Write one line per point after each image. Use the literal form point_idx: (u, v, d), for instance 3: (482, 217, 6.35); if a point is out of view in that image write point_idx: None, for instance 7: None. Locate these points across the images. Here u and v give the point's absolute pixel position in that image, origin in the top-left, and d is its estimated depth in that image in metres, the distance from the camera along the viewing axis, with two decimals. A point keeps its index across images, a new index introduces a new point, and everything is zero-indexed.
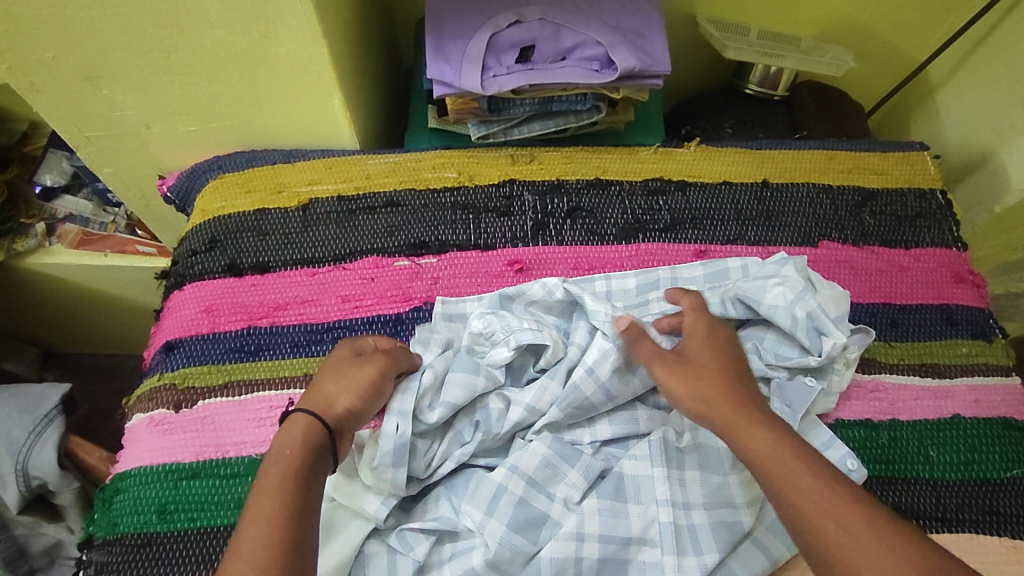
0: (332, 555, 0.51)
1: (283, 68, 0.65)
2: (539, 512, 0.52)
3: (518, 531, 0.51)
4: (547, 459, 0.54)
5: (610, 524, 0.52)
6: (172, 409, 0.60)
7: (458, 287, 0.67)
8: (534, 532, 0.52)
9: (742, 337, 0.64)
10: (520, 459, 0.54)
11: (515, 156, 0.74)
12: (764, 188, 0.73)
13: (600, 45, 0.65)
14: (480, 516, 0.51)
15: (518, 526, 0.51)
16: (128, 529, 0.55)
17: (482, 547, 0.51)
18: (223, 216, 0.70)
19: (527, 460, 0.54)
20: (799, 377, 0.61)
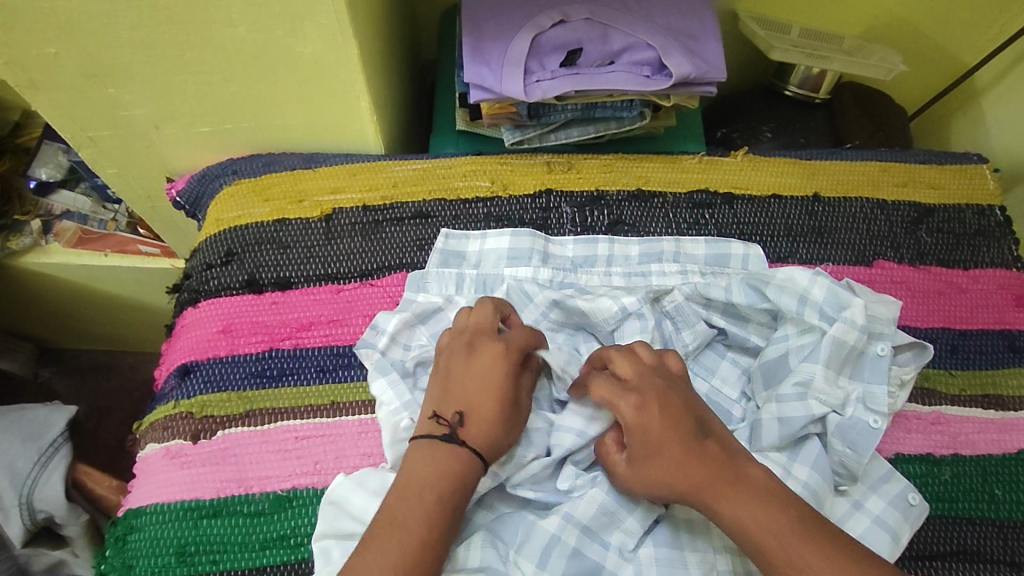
0: None
1: (308, 69, 0.60)
2: (593, 563, 0.49)
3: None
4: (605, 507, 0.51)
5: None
6: (189, 439, 0.56)
7: None
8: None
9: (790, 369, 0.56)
10: (575, 507, 0.50)
11: (552, 163, 0.69)
12: (816, 202, 0.69)
13: (651, 49, 0.60)
14: (532, 569, 0.48)
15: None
16: (144, 572, 0.51)
17: None
18: (240, 226, 0.65)
19: (583, 508, 0.50)
20: (861, 417, 0.54)
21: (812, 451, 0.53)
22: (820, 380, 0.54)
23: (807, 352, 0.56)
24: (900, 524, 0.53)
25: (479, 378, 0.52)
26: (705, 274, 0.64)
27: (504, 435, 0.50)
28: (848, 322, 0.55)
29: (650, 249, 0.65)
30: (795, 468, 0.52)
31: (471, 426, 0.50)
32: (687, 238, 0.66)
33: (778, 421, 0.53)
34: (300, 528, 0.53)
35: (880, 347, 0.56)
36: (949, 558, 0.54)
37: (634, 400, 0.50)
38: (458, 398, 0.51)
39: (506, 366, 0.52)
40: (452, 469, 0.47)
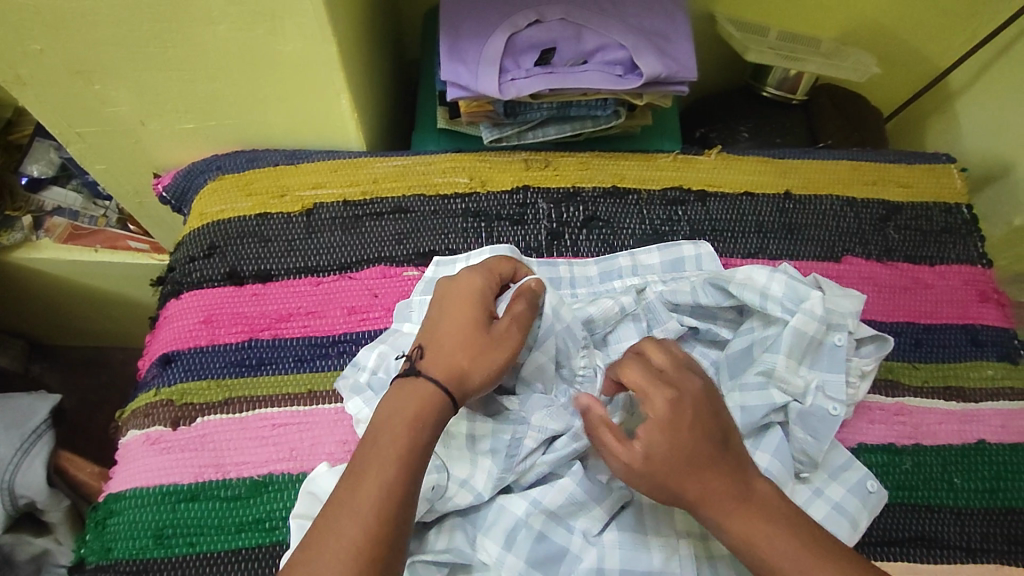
0: None
1: (289, 67, 0.62)
2: (559, 547, 0.51)
3: (536, 568, 0.50)
4: (572, 495, 0.52)
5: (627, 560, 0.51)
6: (169, 426, 0.57)
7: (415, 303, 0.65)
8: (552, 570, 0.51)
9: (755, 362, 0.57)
10: (544, 494, 0.52)
11: (530, 160, 0.71)
12: (787, 200, 0.71)
13: (624, 49, 0.62)
14: (498, 551, 0.50)
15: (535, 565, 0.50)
16: (122, 554, 0.53)
17: None
18: (222, 220, 0.67)
19: (551, 495, 0.52)
20: (822, 404, 0.56)
21: (775, 438, 0.55)
22: (782, 369, 0.56)
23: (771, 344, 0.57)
24: (859, 511, 0.54)
25: (445, 312, 0.52)
26: (665, 280, 0.64)
27: (470, 360, 0.50)
28: (808, 313, 0.56)
29: (607, 267, 0.66)
30: (756, 455, 0.54)
31: (432, 355, 0.50)
32: (640, 250, 0.66)
33: (742, 409, 0.55)
34: (274, 511, 0.54)
35: (838, 337, 0.57)
36: (907, 544, 0.55)
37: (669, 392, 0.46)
38: (428, 334, 0.51)
39: (472, 298, 0.53)
40: (417, 398, 0.47)
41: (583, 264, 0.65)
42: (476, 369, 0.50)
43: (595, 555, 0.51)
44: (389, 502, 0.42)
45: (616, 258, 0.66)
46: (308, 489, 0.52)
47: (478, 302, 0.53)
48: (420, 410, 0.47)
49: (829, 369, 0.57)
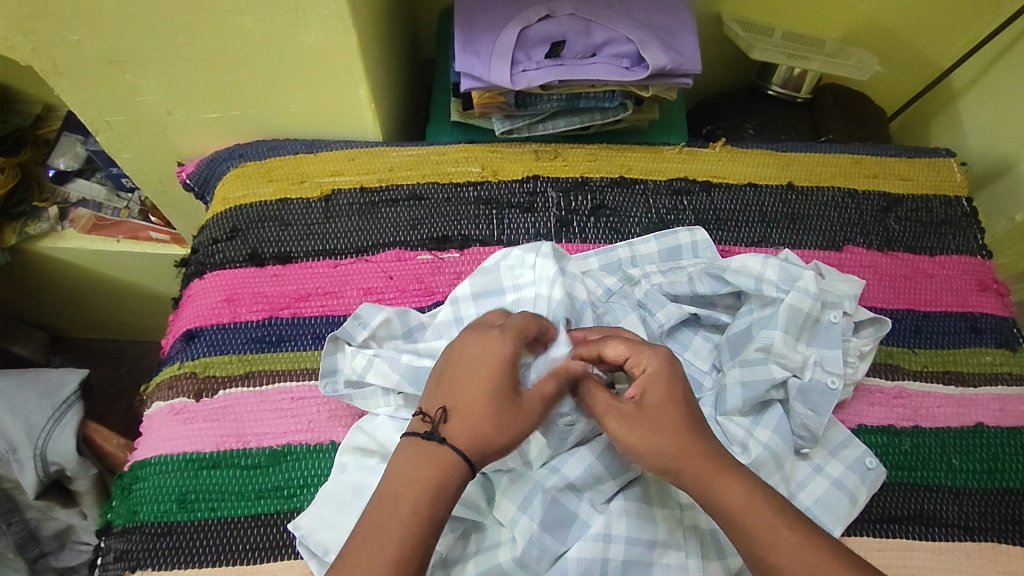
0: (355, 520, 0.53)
1: (310, 57, 0.65)
2: (567, 511, 0.53)
3: (545, 532, 0.52)
4: (592, 467, 0.54)
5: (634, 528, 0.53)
6: (192, 397, 0.60)
7: (438, 285, 0.66)
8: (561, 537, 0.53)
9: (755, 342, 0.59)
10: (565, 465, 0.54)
11: (539, 151, 0.73)
12: (790, 191, 0.73)
13: (631, 43, 0.65)
14: (513, 512, 0.53)
15: (545, 528, 0.52)
16: (148, 517, 0.55)
17: (509, 544, 0.53)
18: (245, 205, 0.69)
19: (572, 467, 0.54)
20: (821, 379, 0.58)
21: (774, 417, 0.57)
22: (780, 345, 0.58)
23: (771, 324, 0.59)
24: (858, 486, 0.56)
25: (479, 364, 0.49)
26: (664, 271, 0.65)
27: (496, 433, 0.47)
28: (802, 290, 0.58)
29: (608, 259, 0.66)
30: (756, 432, 0.56)
31: (457, 423, 0.47)
32: (637, 239, 0.67)
33: (746, 389, 0.57)
34: (294, 478, 0.56)
35: (833, 314, 0.59)
36: (906, 521, 0.56)
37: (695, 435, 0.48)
38: (453, 396, 0.48)
39: (505, 362, 0.49)
40: (438, 465, 0.46)
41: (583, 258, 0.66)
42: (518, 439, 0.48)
43: (603, 521, 0.52)
44: (432, 517, 0.44)
45: (615, 249, 0.66)
46: (353, 444, 0.56)
47: (509, 367, 0.49)
48: (438, 488, 0.45)
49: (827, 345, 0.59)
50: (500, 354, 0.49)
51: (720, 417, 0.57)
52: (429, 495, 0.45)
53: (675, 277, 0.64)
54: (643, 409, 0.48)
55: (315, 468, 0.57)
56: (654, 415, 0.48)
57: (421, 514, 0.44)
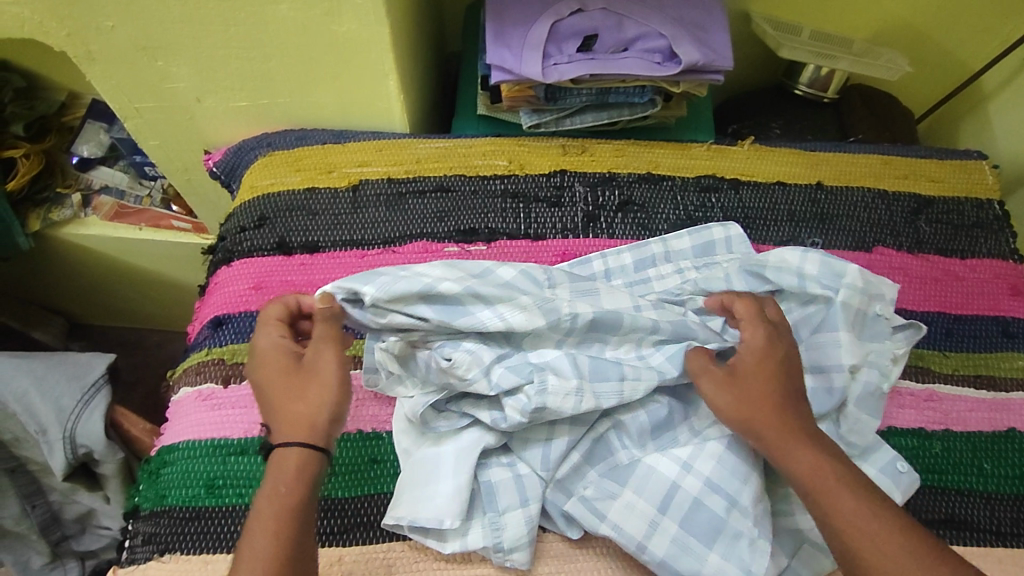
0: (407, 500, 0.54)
1: (343, 48, 0.65)
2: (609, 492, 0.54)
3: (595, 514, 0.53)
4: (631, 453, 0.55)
5: (690, 520, 0.52)
6: (221, 383, 0.60)
7: None
8: (624, 518, 0.52)
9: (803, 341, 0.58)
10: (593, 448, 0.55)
11: (567, 146, 0.74)
12: (819, 190, 0.72)
13: (663, 37, 0.65)
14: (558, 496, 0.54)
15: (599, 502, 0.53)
16: (176, 502, 0.55)
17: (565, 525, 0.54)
18: (273, 193, 0.70)
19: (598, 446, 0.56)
20: (864, 378, 0.56)
21: (826, 422, 0.55)
22: (825, 340, 0.57)
23: (817, 321, 0.58)
24: (892, 491, 0.55)
25: (259, 367, 0.49)
26: (698, 267, 0.66)
27: (307, 407, 0.47)
28: (851, 286, 0.58)
29: (641, 255, 0.67)
30: None
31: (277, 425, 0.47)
32: (671, 235, 0.68)
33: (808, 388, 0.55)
34: (351, 459, 0.57)
35: (880, 307, 0.59)
36: (937, 526, 0.56)
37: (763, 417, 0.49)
38: (264, 407, 0.48)
39: (270, 353, 0.50)
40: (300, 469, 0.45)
41: (616, 253, 0.67)
42: (328, 406, 0.47)
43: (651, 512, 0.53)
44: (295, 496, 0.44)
45: (649, 245, 0.67)
46: (407, 428, 0.57)
47: (282, 353, 0.50)
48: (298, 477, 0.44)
49: (875, 339, 0.59)
50: (277, 351, 0.50)
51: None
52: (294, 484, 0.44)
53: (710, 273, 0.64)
54: (738, 377, 0.51)
55: (366, 454, 0.57)
56: (752, 379, 0.50)
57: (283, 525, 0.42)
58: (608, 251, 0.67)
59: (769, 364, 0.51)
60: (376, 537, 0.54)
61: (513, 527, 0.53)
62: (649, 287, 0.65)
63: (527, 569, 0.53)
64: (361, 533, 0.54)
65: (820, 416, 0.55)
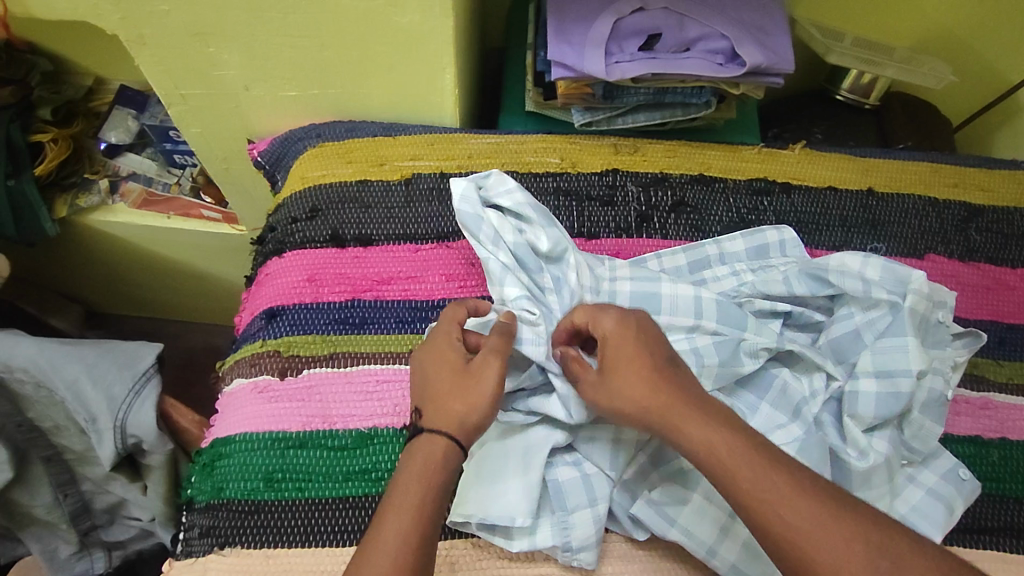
0: (479, 498, 0.53)
1: (402, 39, 0.64)
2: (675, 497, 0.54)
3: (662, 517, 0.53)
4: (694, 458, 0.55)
5: None
6: (277, 376, 0.59)
7: None
8: (693, 523, 0.53)
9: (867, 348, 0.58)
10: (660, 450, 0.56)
11: (619, 145, 0.73)
12: (870, 197, 0.72)
13: (725, 39, 0.64)
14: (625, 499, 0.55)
15: (665, 503, 0.53)
16: (235, 494, 0.55)
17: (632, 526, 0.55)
18: (324, 185, 0.69)
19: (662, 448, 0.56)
20: (927, 386, 0.57)
21: (890, 428, 0.57)
22: (888, 348, 0.57)
23: (881, 327, 0.58)
24: (954, 498, 0.56)
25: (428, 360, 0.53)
26: (753, 269, 0.65)
27: (463, 408, 0.50)
28: (916, 293, 0.58)
29: (696, 257, 0.67)
30: (874, 441, 0.56)
31: (430, 414, 0.51)
32: (724, 237, 0.68)
33: (874, 393, 0.56)
34: None
35: (941, 314, 0.59)
36: (995, 533, 0.57)
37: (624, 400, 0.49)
38: (422, 395, 0.52)
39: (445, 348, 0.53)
40: (439, 463, 0.48)
41: (671, 254, 0.66)
42: (476, 415, 0.50)
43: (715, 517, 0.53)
44: (428, 488, 0.47)
45: (703, 246, 0.67)
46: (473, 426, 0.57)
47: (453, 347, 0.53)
48: (426, 468, 0.48)
49: (936, 345, 0.59)
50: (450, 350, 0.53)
51: (847, 418, 0.57)
52: (421, 482, 0.47)
53: (767, 276, 0.64)
54: (607, 374, 0.50)
55: None
56: (620, 365, 0.50)
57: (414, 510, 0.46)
58: (662, 253, 0.67)
59: (625, 337, 0.51)
60: (438, 532, 0.54)
61: (581, 526, 0.53)
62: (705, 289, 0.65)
63: (593, 568, 0.53)
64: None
65: (885, 421, 0.56)
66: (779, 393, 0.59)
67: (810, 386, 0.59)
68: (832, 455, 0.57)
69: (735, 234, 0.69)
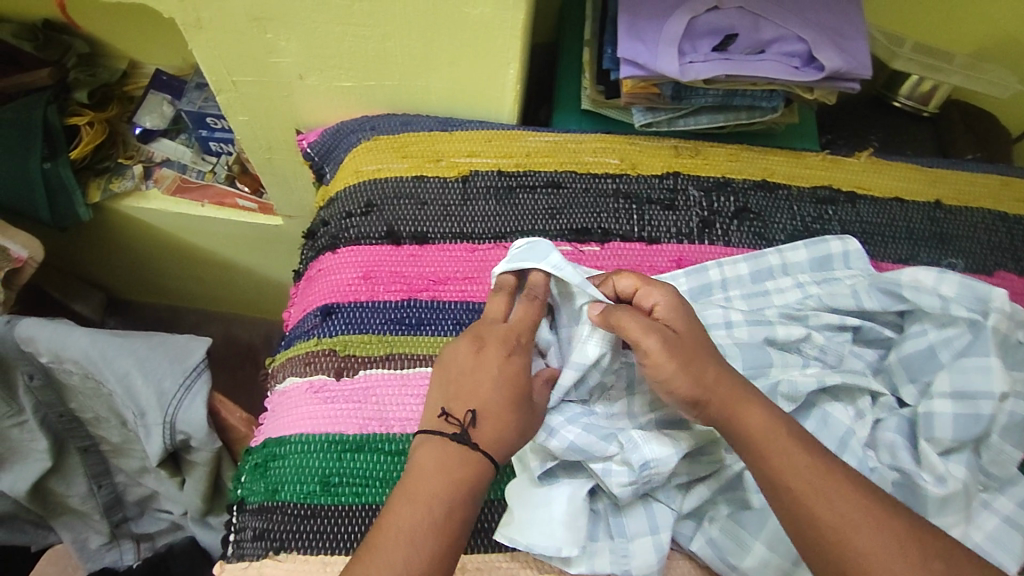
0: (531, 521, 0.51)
1: (470, 31, 0.62)
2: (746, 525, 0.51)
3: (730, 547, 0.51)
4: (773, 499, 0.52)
5: None
6: (333, 376, 0.58)
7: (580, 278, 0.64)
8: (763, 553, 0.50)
9: (945, 373, 0.55)
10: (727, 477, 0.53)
11: (679, 147, 0.71)
12: (938, 209, 0.70)
13: (802, 42, 0.62)
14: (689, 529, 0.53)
15: (728, 535, 0.51)
16: (289, 497, 0.53)
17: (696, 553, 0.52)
18: (380, 179, 0.67)
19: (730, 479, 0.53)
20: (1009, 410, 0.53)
21: (966, 452, 0.54)
22: (968, 367, 0.54)
23: (960, 346, 0.56)
24: None
25: (478, 363, 0.50)
26: (818, 281, 0.63)
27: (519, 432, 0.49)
28: (998, 312, 0.55)
29: (758, 266, 0.64)
30: (950, 466, 0.53)
31: (484, 426, 0.48)
32: (787, 246, 0.65)
33: (951, 415, 0.53)
34: None
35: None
36: None
37: (685, 354, 0.48)
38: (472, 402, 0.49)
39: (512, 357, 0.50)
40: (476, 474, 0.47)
41: (733, 262, 0.64)
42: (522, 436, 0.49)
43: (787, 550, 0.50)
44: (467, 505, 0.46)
45: (766, 255, 0.65)
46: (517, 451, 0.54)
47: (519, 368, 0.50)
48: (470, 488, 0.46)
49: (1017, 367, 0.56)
50: (510, 361, 0.50)
51: (923, 441, 0.54)
52: (458, 497, 0.45)
53: (834, 289, 0.61)
54: (681, 339, 0.49)
55: None
56: (688, 343, 0.49)
57: (451, 514, 0.45)
58: (725, 260, 0.64)
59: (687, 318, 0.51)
60: (495, 546, 0.53)
61: (641, 554, 0.51)
62: (769, 301, 0.63)
63: None
64: (479, 540, 0.53)
65: (962, 444, 0.53)
66: (826, 426, 0.55)
67: (858, 409, 0.56)
68: (904, 481, 0.53)
69: (796, 243, 0.66)
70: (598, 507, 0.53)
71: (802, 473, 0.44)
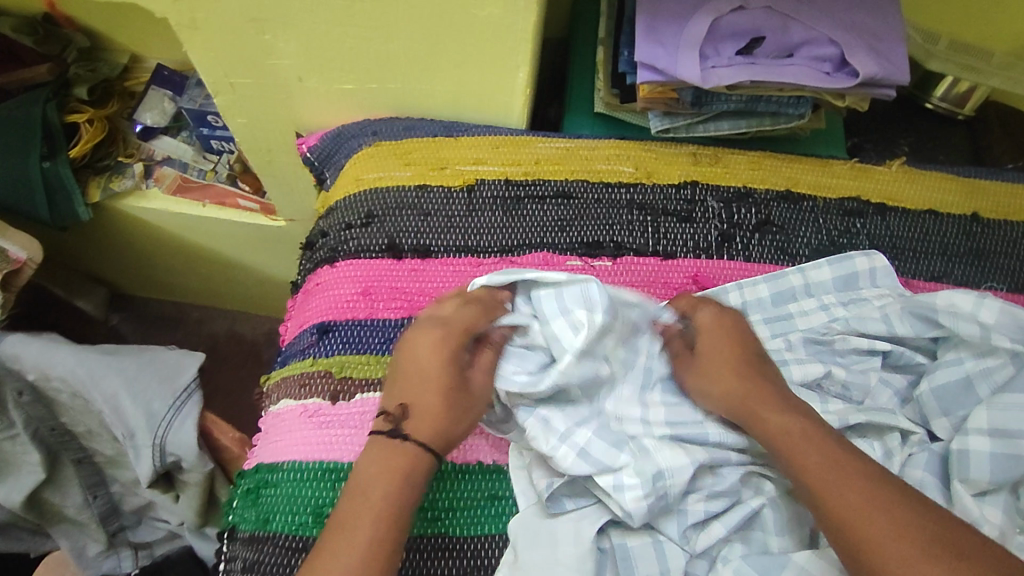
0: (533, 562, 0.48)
1: (477, 33, 0.58)
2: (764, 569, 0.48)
3: None
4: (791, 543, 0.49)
5: None
6: (328, 400, 0.55)
7: None
8: None
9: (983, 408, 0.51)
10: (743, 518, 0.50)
11: (698, 155, 0.67)
12: (975, 223, 0.66)
13: (835, 45, 0.57)
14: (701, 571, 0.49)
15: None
16: (280, 528, 0.51)
17: None
18: (381, 188, 0.64)
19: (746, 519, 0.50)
20: None
21: (1004, 494, 0.50)
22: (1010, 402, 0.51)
23: (1001, 379, 0.52)
24: None
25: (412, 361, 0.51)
26: (845, 302, 0.59)
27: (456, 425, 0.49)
28: None
29: (779, 285, 0.60)
30: (987, 510, 0.49)
31: (417, 420, 0.49)
32: (810, 264, 0.61)
33: (989, 454, 0.49)
34: (468, 496, 0.53)
35: None
36: None
37: (742, 356, 0.52)
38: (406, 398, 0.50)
39: (445, 351, 0.51)
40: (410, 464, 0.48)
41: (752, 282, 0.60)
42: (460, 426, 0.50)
43: None
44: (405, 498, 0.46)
45: (787, 274, 0.61)
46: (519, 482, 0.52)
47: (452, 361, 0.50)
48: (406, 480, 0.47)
49: None
50: (441, 353, 0.50)
51: (957, 482, 0.50)
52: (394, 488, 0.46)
53: (864, 312, 0.57)
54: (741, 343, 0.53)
55: (490, 494, 0.53)
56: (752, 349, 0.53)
57: (391, 504, 0.45)
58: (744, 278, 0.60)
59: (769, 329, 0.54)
60: None
61: None
62: (791, 324, 0.59)
63: None
64: None
65: (1000, 486, 0.49)
66: None
67: (885, 446, 0.52)
68: None
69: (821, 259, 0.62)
70: (604, 546, 0.50)
71: (875, 517, 0.41)
